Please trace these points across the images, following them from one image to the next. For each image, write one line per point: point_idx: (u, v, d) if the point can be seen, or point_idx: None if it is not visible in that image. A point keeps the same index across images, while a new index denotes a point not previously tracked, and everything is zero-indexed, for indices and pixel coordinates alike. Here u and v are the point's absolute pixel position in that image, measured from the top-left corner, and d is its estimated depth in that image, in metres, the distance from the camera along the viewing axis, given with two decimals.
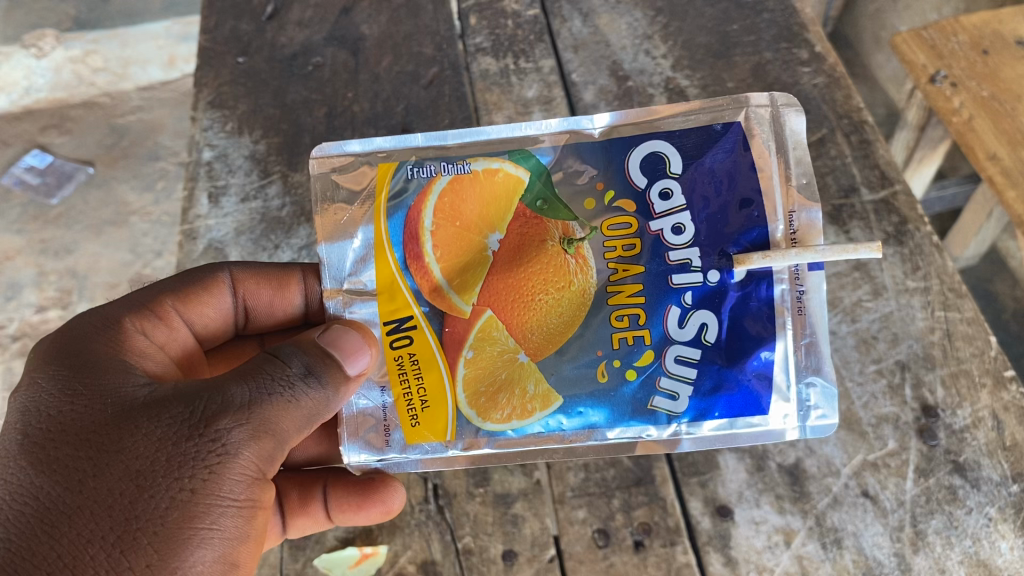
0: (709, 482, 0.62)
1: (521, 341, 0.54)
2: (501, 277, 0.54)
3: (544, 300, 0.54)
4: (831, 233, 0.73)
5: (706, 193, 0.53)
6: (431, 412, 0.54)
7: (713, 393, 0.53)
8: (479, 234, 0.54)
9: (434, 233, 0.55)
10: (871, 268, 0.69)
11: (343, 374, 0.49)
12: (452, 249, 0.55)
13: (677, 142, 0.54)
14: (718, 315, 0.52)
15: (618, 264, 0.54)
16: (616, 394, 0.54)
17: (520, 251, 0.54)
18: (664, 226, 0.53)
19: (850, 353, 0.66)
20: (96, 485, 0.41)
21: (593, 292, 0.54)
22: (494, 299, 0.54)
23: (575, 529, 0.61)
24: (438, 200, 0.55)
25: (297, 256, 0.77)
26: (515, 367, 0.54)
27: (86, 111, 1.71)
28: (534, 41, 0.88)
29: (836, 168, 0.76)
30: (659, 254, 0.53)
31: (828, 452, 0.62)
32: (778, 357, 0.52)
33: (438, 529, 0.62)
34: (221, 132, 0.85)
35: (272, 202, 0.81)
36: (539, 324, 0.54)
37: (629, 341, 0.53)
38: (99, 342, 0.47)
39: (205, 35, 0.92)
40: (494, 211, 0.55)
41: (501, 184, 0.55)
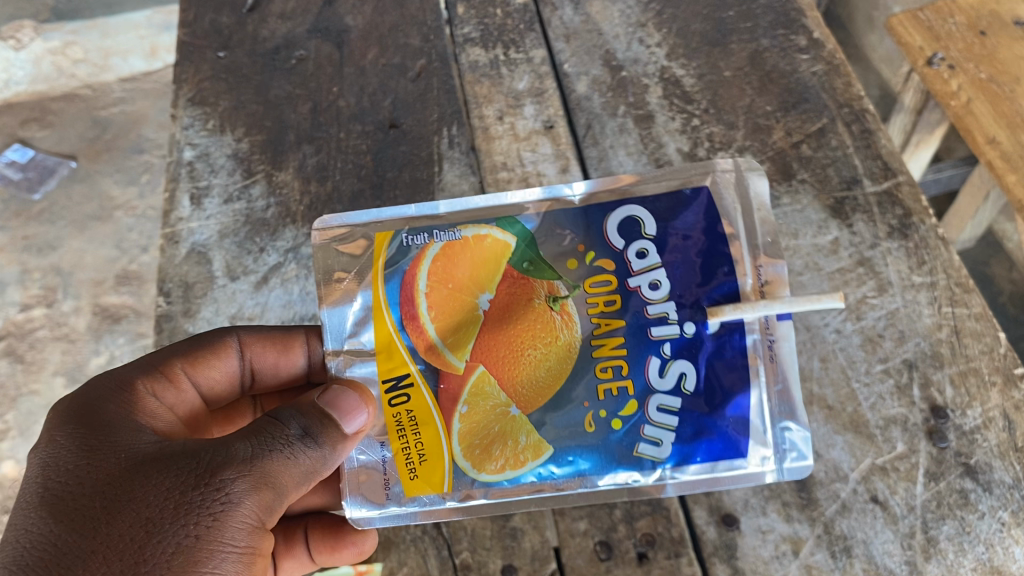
0: (714, 490, 0.59)
1: (513, 395, 0.53)
2: (491, 334, 0.54)
3: (533, 354, 0.54)
4: (833, 226, 0.71)
5: (680, 251, 0.55)
6: (428, 465, 0.53)
7: (694, 438, 0.52)
8: (471, 294, 0.55)
9: (428, 294, 0.55)
10: (876, 263, 0.68)
11: (341, 431, 0.49)
12: (445, 310, 0.55)
13: (651, 206, 0.56)
14: (695, 364, 0.53)
15: (601, 318, 0.54)
16: (604, 442, 0.53)
17: (509, 310, 0.54)
18: (642, 283, 0.54)
19: (856, 352, 0.64)
20: (108, 530, 0.41)
21: (579, 346, 0.54)
22: (486, 355, 0.54)
23: (577, 541, 0.57)
24: (431, 264, 0.55)
25: (283, 259, 0.72)
26: (508, 419, 0.53)
27: (66, 103, 1.69)
28: (525, 31, 0.86)
29: (837, 160, 0.75)
30: (638, 309, 0.54)
31: (835, 456, 0.60)
32: (754, 403, 0.53)
33: (435, 545, 0.58)
34: (202, 130, 0.81)
35: (256, 202, 0.76)
36: (529, 378, 0.54)
37: (614, 392, 0.53)
38: (112, 404, 0.48)
39: (184, 29, 0.89)
40: (479, 274, 0.55)
41: (489, 248, 0.55)
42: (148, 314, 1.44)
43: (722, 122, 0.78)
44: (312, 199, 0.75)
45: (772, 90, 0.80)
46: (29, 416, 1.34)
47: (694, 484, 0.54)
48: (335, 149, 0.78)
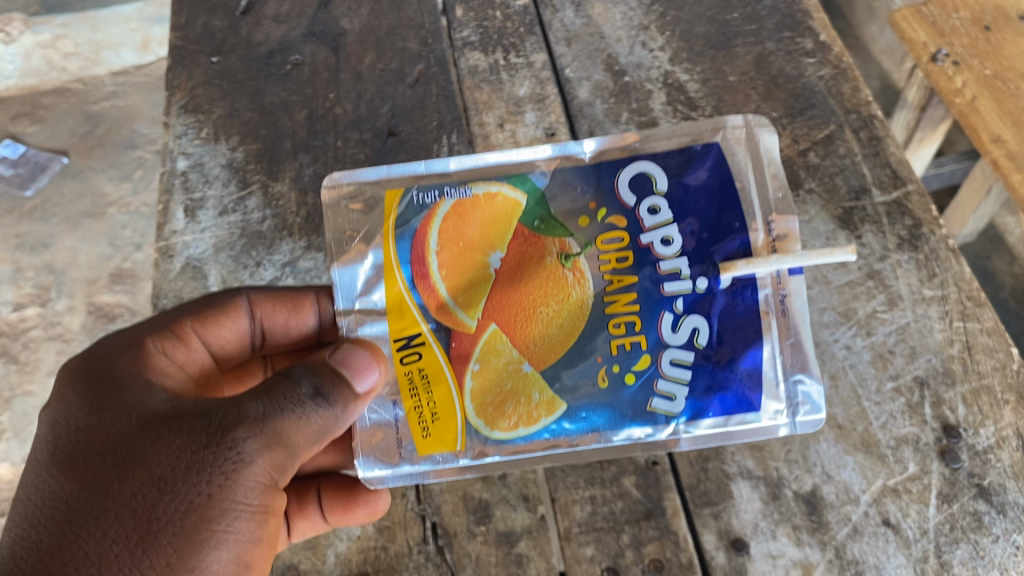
0: (723, 513, 0.58)
1: (525, 352, 0.56)
2: (503, 292, 0.56)
3: (545, 312, 0.56)
4: (842, 238, 0.69)
5: (691, 207, 0.57)
6: (440, 424, 0.55)
7: (708, 393, 0.55)
8: (481, 253, 0.57)
9: (439, 254, 0.57)
10: (886, 276, 0.67)
11: (348, 391, 0.50)
12: (456, 268, 0.57)
13: (662, 163, 0.58)
14: (708, 320, 0.55)
15: (613, 275, 0.56)
16: (617, 398, 0.55)
17: (520, 268, 0.57)
18: (654, 239, 0.56)
19: (867, 369, 0.63)
20: (121, 489, 0.43)
21: (591, 303, 0.56)
22: (498, 313, 0.56)
23: (584, 567, 0.56)
24: (442, 223, 0.57)
25: (280, 274, 0.70)
26: (520, 376, 0.56)
27: (57, 98, 1.67)
28: (525, 34, 0.84)
29: (845, 168, 0.73)
30: (650, 265, 0.56)
31: (846, 478, 0.58)
32: (767, 356, 0.55)
33: (438, 572, 0.56)
34: (195, 138, 0.80)
35: (251, 215, 0.74)
36: (541, 335, 0.56)
37: (626, 347, 0.56)
38: (122, 363, 0.48)
39: (176, 33, 0.87)
40: (486, 235, 0.57)
41: (501, 206, 0.58)
42: (143, 313, 1.42)
43: None
44: (309, 210, 0.73)
45: (778, 96, 0.78)
46: (23, 417, 1.32)
47: (706, 439, 0.56)
48: (332, 159, 0.77)
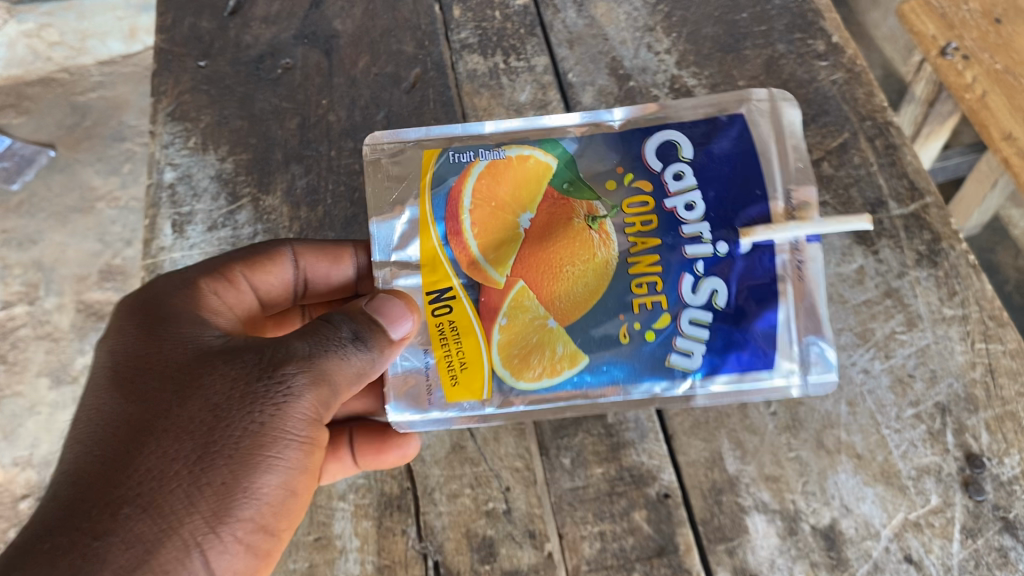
0: (737, 550, 0.55)
1: (551, 308, 0.55)
2: (530, 250, 0.57)
3: (571, 271, 0.56)
4: (859, 254, 0.66)
5: (715, 174, 0.57)
6: (468, 373, 0.55)
7: (725, 351, 0.54)
8: (512, 213, 0.58)
9: (473, 211, 0.58)
10: (905, 294, 0.64)
11: (388, 335, 0.51)
12: (488, 227, 0.58)
13: (687, 131, 0.59)
14: (728, 281, 0.55)
15: (637, 237, 0.56)
16: (637, 353, 0.55)
17: (549, 227, 0.57)
18: (678, 204, 0.56)
19: (885, 394, 0.60)
20: (179, 412, 0.45)
21: (615, 263, 0.56)
22: (526, 270, 0.56)
23: None
24: (476, 182, 0.59)
25: None
26: (545, 331, 0.55)
27: (43, 88, 1.62)
28: (525, 36, 0.81)
29: (860, 179, 0.70)
30: (673, 229, 0.56)
31: (865, 511, 0.56)
32: (782, 319, 0.54)
33: None
34: (183, 148, 0.76)
35: (241, 229, 0.71)
36: (565, 293, 0.56)
37: (648, 306, 0.55)
38: (177, 298, 0.51)
39: (161, 35, 0.83)
40: (523, 187, 0.58)
41: (532, 168, 0.58)
42: None
43: None
44: (302, 225, 0.71)
45: None
46: (12, 419, 1.30)
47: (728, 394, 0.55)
48: (326, 169, 0.73)
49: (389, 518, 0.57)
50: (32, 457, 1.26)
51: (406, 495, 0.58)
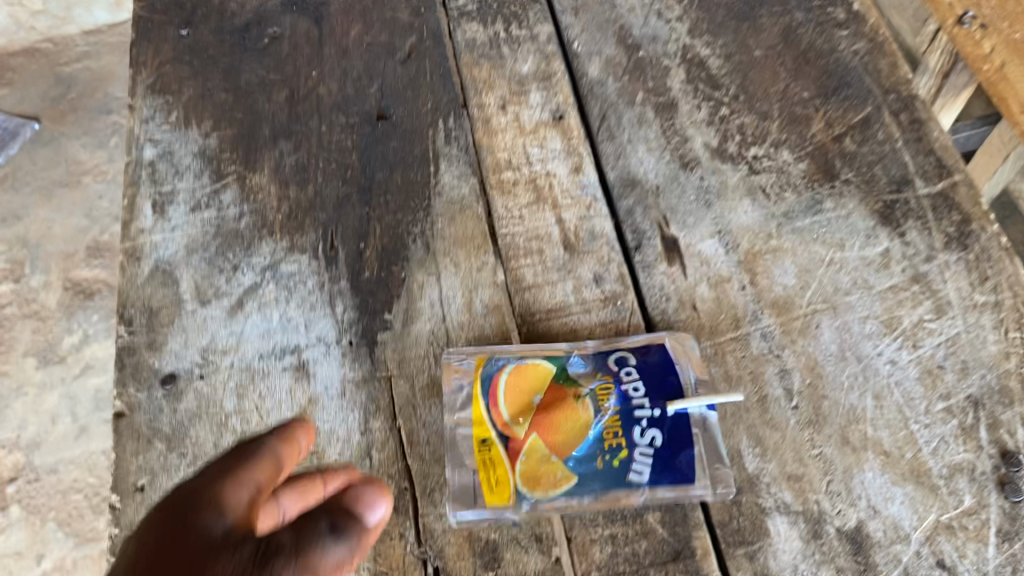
0: (758, 555, 0.52)
1: (554, 449, 0.53)
2: (534, 421, 0.54)
3: (566, 428, 0.54)
4: (883, 236, 0.63)
5: (658, 374, 0.56)
6: (494, 478, 0.53)
7: (667, 465, 0.53)
8: (529, 394, 0.55)
9: (507, 390, 0.56)
10: (933, 280, 0.61)
11: (364, 522, 0.34)
12: (515, 403, 0.55)
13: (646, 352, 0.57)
14: (665, 423, 0.54)
15: (609, 411, 0.54)
16: (605, 478, 0.53)
17: (550, 402, 0.55)
18: (633, 390, 0.55)
19: (914, 387, 0.57)
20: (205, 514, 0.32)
21: (591, 423, 0.54)
22: (538, 423, 0.54)
23: None
24: (505, 377, 0.56)
25: (259, 279, 0.63)
26: (553, 473, 0.53)
27: (27, 59, 1.56)
28: (528, 4, 0.77)
29: (885, 156, 0.66)
30: (627, 398, 0.55)
31: (894, 513, 0.53)
32: (701, 449, 0.54)
33: None
34: (164, 123, 0.71)
35: (227, 210, 0.66)
36: (564, 439, 0.54)
37: (609, 441, 0.54)
38: None
39: (141, 3, 0.78)
40: (534, 373, 0.56)
41: (535, 369, 0.56)
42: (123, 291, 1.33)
43: (754, 110, 0.69)
44: (292, 205, 0.66)
45: (809, 73, 0.71)
46: None
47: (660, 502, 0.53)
48: (316, 145, 0.69)
49: (386, 521, 0.54)
50: (19, 439, 1.21)
51: (404, 495, 0.54)
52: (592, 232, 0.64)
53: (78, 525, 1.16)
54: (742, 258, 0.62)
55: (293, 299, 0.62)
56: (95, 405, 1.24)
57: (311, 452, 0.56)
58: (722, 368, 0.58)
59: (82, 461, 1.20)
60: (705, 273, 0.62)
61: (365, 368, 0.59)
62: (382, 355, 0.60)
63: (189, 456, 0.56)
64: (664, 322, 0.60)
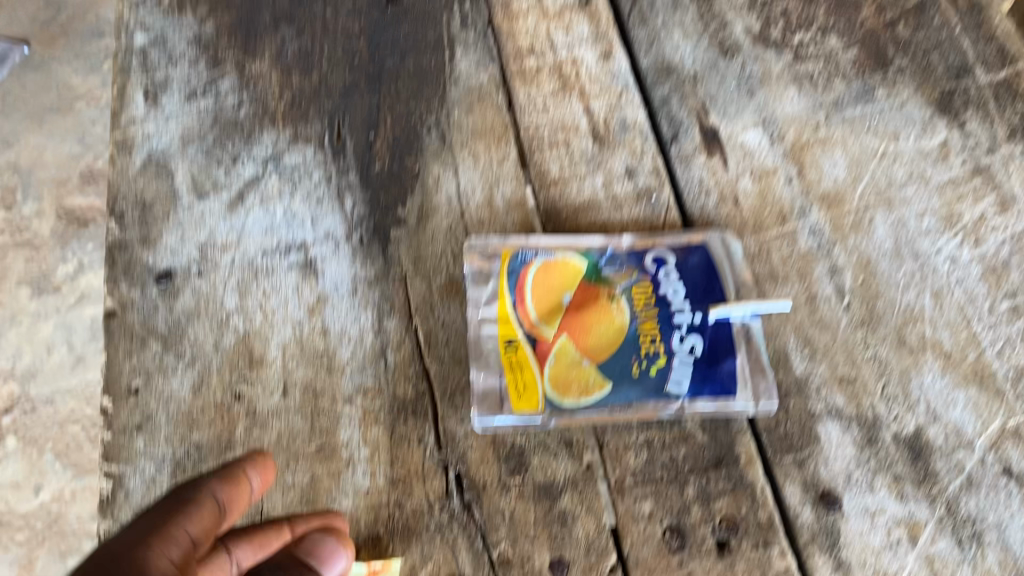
0: (808, 462, 0.48)
1: (586, 353, 0.50)
2: (566, 324, 0.51)
3: (599, 332, 0.51)
4: (942, 126, 0.57)
5: (698, 279, 0.52)
6: (521, 381, 0.49)
7: (707, 373, 0.50)
8: (560, 295, 0.52)
9: (536, 290, 0.52)
10: (996, 173, 0.56)
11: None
12: (545, 304, 0.52)
13: (684, 254, 0.53)
14: (705, 331, 0.51)
15: (646, 316, 0.51)
16: (641, 383, 0.50)
17: (583, 305, 0.52)
18: (672, 295, 0.52)
19: (976, 286, 0.52)
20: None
21: (627, 328, 0.51)
22: (570, 326, 0.51)
23: (641, 528, 0.46)
24: (535, 275, 0.53)
25: (261, 172, 0.58)
26: (584, 377, 0.50)
27: None
28: None
29: (942, 43, 0.61)
30: (666, 303, 0.52)
31: (956, 418, 0.48)
32: (743, 358, 0.50)
33: (466, 535, 0.46)
34: (155, 9, 0.66)
35: (225, 99, 0.61)
36: (597, 343, 0.50)
37: (646, 346, 0.50)
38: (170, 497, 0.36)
39: None
40: (562, 270, 0.53)
41: (567, 268, 0.53)
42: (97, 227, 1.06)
43: None
44: (295, 94, 0.61)
45: None
46: None
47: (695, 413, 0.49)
48: (322, 31, 0.63)
49: (403, 426, 0.49)
50: (13, 369, 0.95)
51: (423, 399, 0.50)
52: (624, 122, 0.59)
53: (76, 459, 0.92)
54: (788, 150, 0.57)
55: (298, 193, 0.57)
56: (93, 335, 0.99)
57: (321, 352, 0.52)
58: (766, 266, 0.53)
59: (81, 394, 0.95)
60: (748, 166, 0.57)
61: (377, 266, 0.54)
62: (395, 252, 0.55)
63: (187, 357, 0.52)
64: (703, 217, 0.55)
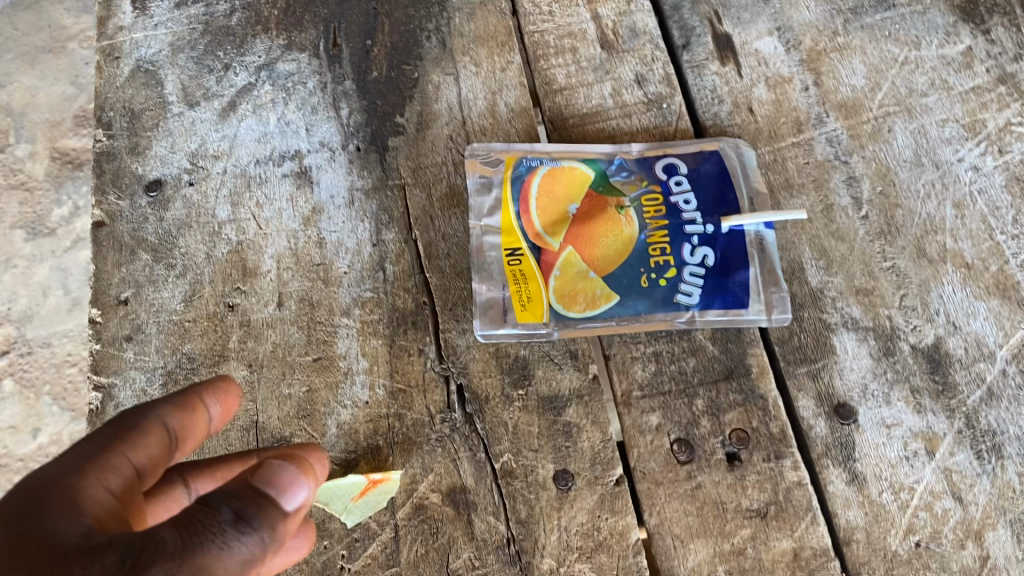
0: (822, 374, 0.46)
1: (593, 265, 0.47)
2: (571, 234, 0.48)
3: (606, 243, 0.48)
4: (965, 33, 0.55)
5: (712, 187, 0.49)
6: (525, 293, 0.47)
7: (720, 284, 0.47)
8: (566, 204, 0.49)
9: (542, 199, 0.49)
10: (1021, 80, 0.53)
11: (279, 508, 0.27)
12: (551, 214, 0.49)
13: (697, 163, 0.50)
14: (718, 240, 0.48)
15: (656, 226, 0.48)
16: (650, 295, 0.47)
17: (590, 215, 0.49)
18: (684, 204, 0.49)
19: (1000, 196, 0.50)
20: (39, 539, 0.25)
21: (636, 238, 0.48)
22: (576, 236, 0.48)
23: (648, 440, 0.45)
24: (540, 184, 0.50)
25: (254, 80, 0.56)
26: (591, 289, 0.47)
27: None
28: None
29: None
30: (677, 212, 0.49)
31: (977, 329, 0.47)
32: (756, 268, 0.47)
33: (468, 446, 0.45)
34: None
35: (216, 6, 0.58)
36: (604, 253, 0.48)
37: (656, 256, 0.47)
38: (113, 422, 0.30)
39: None
40: (568, 179, 0.50)
41: (574, 177, 0.50)
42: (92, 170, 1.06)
43: None
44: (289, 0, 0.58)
45: None
46: None
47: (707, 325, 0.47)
48: None
49: (402, 337, 0.48)
50: (10, 312, 0.97)
51: (423, 310, 0.48)
52: (633, 30, 0.56)
53: (75, 399, 0.94)
54: (805, 57, 0.55)
55: (292, 101, 0.55)
56: (88, 275, 1.01)
57: (317, 263, 0.50)
58: (782, 175, 0.51)
59: (79, 334, 0.97)
60: (763, 73, 0.54)
61: (375, 176, 0.52)
62: (394, 161, 0.52)
63: (178, 268, 0.50)
64: (716, 126, 0.53)
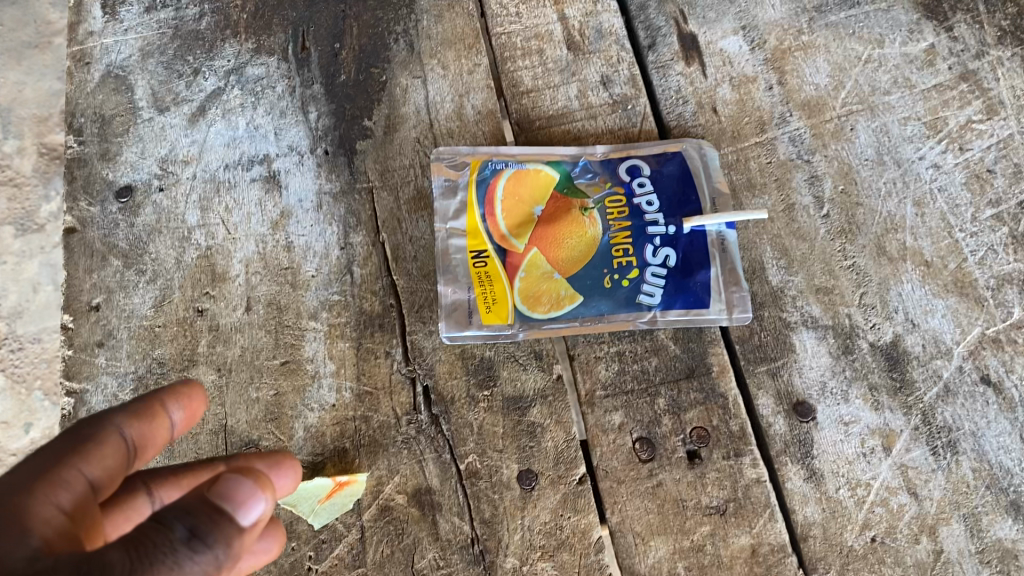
0: (782, 372, 0.47)
1: (557, 266, 0.48)
2: (536, 236, 0.49)
3: (571, 244, 0.48)
4: (929, 30, 0.55)
5: (674, 188, 0.50)
6: (491, 295, 0.48)
7: (681, 284, 0.48)
8: (532, 206, 0.50)
9: (507, 201, 0.50)
10: (983, 76, 0.53)
11: (234, 523, 0.27)
12: (516, 216, 0.50)
13: (660, 164, 0.51)
14: (680, 240, 0.48)
15: (619, 227, 0.49)
16: (612, 296, 0.48)
17: (555, 216, 0.49)
18: (647, 205, 0.49)
19: (960, 193, 0.50)
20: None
21: (599, 239, 0.49)
22: (540, 238, 0.49)
23: (611, 439, 0.46)
24: (505, 186, 0.50)
25: (223, 85, 0.56)
26: (555, 291, 0.48)
27: None
28: None
29: None
30: (640, 213, 0.49)
31: (935, 326, 0.47)
32: (717, 269, 0.48)
33: (433, 447, 0.46)
34: None
35: (185, 9, 0.58)
36: (569, 255, 0.48)
37: (619, 257, 0.48)
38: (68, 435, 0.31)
39: None
40: (533, 181, 0.51)
41: (539, 179, 0.51)
42: None
43: None
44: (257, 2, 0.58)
45: None
46: None
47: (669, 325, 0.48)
48: None
49: (369, 339, 0.48)
50: None
51: (390, 313, 0.49)
52: (600, 30, 0.56)
53: None
54: (770, 55, 0.55)
55: (261, 105, 0.55)
56: None
57: (285, 268, 0.50)
58: (745, 175, 0.52)
59: None
60: (727, 73, 0.55)
61: (343, 179, 0.52)
62: (362, 165, 0.53)
63: (149, 273, 0.51)
64: (680, 128, 0.54)
